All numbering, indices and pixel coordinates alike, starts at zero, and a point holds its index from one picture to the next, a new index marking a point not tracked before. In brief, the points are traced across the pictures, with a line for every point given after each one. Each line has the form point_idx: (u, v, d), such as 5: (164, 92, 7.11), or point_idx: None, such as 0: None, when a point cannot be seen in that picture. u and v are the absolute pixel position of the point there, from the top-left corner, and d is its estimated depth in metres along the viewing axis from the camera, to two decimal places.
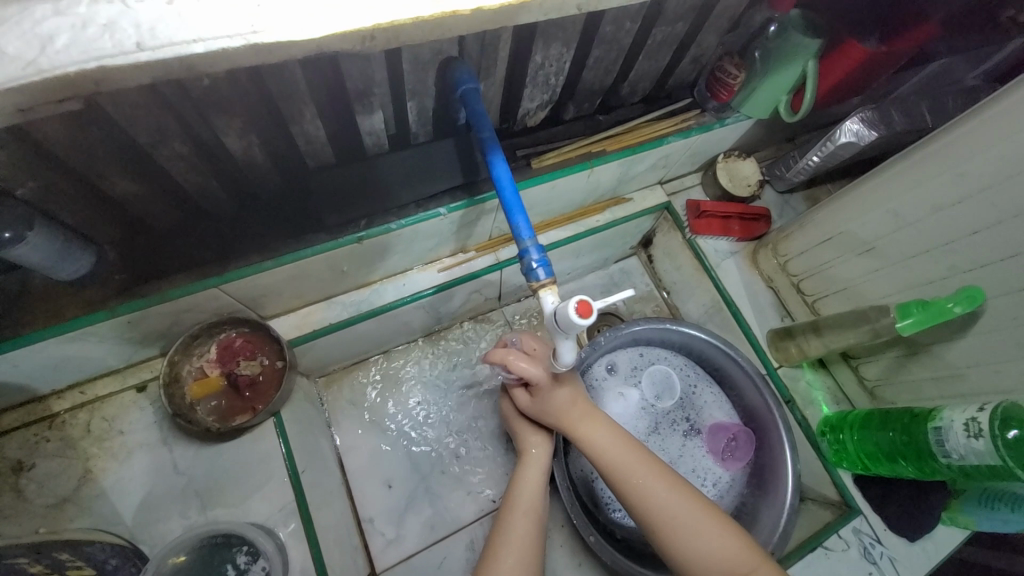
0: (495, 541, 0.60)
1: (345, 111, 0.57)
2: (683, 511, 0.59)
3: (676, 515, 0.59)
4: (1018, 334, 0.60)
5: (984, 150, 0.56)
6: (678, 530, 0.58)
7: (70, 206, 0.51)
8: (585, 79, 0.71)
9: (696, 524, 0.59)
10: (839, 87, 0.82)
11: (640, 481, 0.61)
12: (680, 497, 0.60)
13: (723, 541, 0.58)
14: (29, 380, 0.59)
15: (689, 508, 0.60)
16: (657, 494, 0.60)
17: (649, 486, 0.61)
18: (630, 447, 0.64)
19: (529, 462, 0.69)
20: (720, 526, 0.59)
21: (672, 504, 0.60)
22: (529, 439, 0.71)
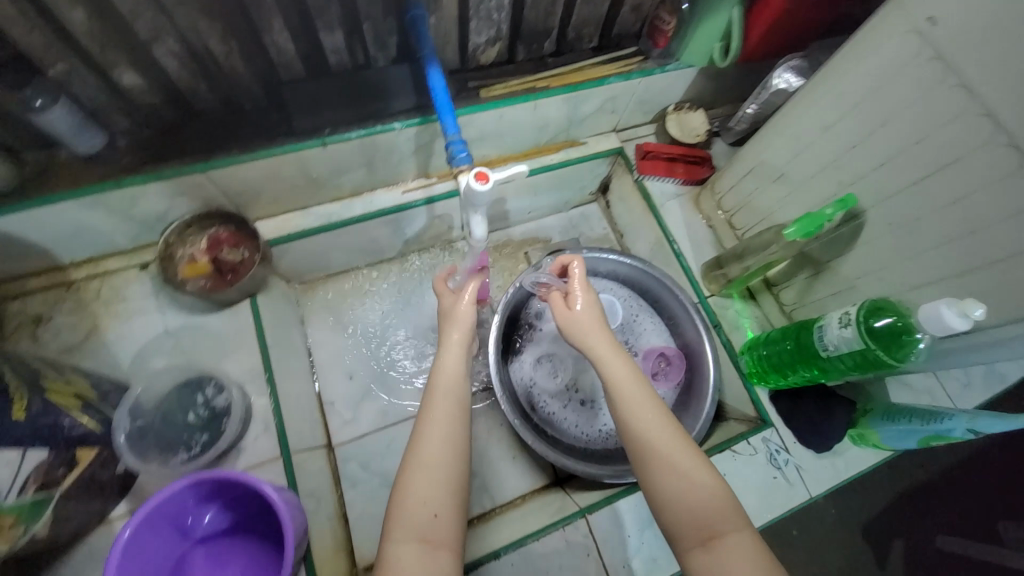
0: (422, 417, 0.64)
1: (311, 29, 0.69)
2: (673, 452, 0.59)
3: (663, 455, 0.59)
4: (890, 239, 0.67)
5: (855, 69, 0.64)
6: (661, 468, 0.59)
7: (90, 92, 0.65)
8: (528, 18, 0.81)
9: (682, 467, 0.58)
10: (770, 36, 0.88)
11: (638, 418, 0.62)
12: (673, 442, 0.60)
13: (704, 489, 0.57)
14: (54, 245, 0.74)
15: (676, 450, 0.60)
16: (652, 436, 0.61)
17: (644, 424, 0.61)
18: (635, 383, 0.64)
19: (449, 342, 0.70)
20: (706, 474, 0.58)
21: (664, 447, 0.60)
22: (453, 325, 0.71)
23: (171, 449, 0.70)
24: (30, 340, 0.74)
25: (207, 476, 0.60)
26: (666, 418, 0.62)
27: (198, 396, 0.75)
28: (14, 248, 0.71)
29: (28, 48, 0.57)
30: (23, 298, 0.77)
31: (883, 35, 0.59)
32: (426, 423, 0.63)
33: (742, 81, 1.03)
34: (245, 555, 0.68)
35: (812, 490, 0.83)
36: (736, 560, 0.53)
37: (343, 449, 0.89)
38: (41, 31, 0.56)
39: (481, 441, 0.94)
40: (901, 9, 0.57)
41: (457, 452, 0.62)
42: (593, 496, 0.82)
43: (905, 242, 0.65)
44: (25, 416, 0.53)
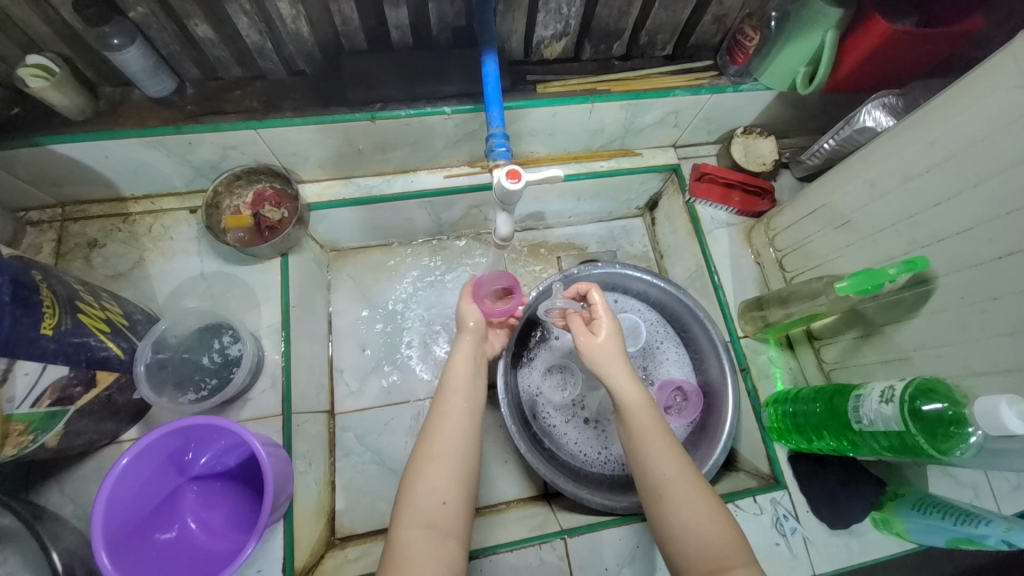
0: (434, 414, 0.67)
1: (377, 2, 0.69)
2: (682, 483, 0.59)
3: (670, 484, 0.60)
4: (961, 314, 0.59)
5: (951, 119, 0.56)
6: (668, 498, 0.59)
7: (165, 38, 0.68)
8: (599, 17, 0.78)
9: (690, 498, 0.58)
10: (865, 68, 0.79)
11: (647, 443, 0.63)
12: (682, 473, 0.60)
13: (713, 524, 0.56)
14: (116, 178, 0.79)
15: (684, 480, 0.60)
16: (660, 464, 0.61)
17: (653, 450, 0.62)
18: (646, 412, 0.65)
19: (463, 346, 0.75)
20: (715, 510, 0.57)
21: (673, 477, 0.60)
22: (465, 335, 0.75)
23: (182, 387, 0.74)
24: (84, 262, 0.81)
25: (197, 421, 0.62)
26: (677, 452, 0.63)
27: (215, 342, 0.77)
28: (82, 175, 0.77)
29: None
30: (84, 222, 0.83)
31: (993, 84, 0.52)
32: (438, 416, 0.67)
33: (823, 113, 0.95)
34: (233, 499, 0.71)
35: (818, 569, 0.75)
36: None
37: (343, 418, 0.91)
38: None
39: None
40: (1015, 61, 0.50)
41: (467, 451, 0.65)
42: (577, 519, 0.79)
43: (976, 322, 0.58)
44: (53, 331, 0.56)
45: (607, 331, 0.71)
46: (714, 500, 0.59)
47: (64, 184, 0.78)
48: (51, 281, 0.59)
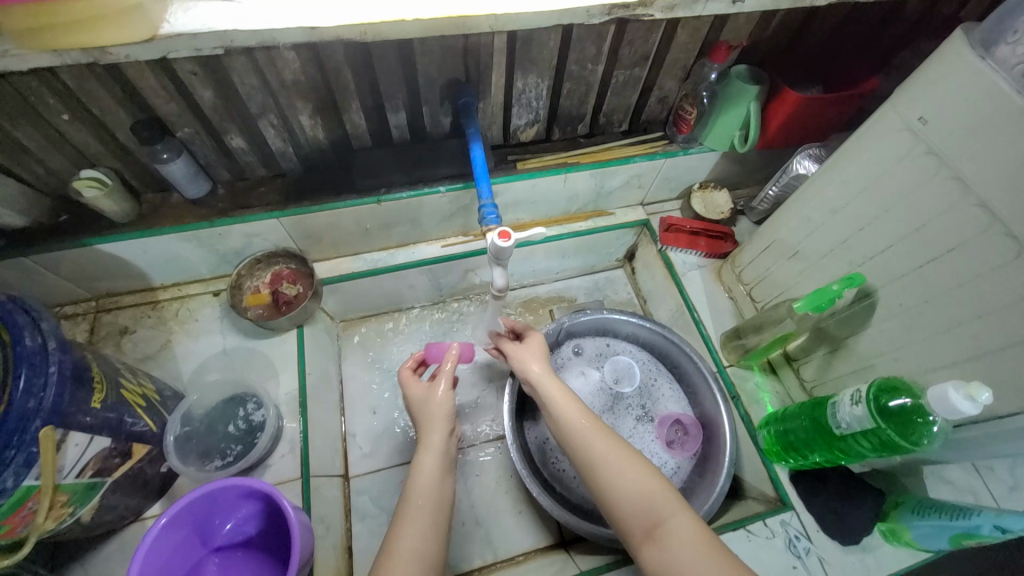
0: (400, 513, 0.65)
1: (381, 109, 0.84)
2: (614, 455, 0.64)
3: (603, 460, 0.64)
4: (904, 319, 0.68)
5: (856, 160, 0.69)
6: (603, 474, 0.63)
7: (204, 150, 0.81)
8: (564, 106, 0.94)
9: (625, 466, 0.63)
10: (788, 127, 0.95)
11: (574, 426, 0.67)
12: (610, 445, 0.65)
13: (646, 479, 0.62)
14: (151, 269, 0.89)
15: (616, 452, 0.64)
16: (593, 443, 0.65)
17: (581, 432, 0.66)
18: (574, 404, 0.69)
19: (423, 459, 0.69)
20: (644, 468, 0.63)
21: (605, 452, 0.64)
22: (433, 423, 0.72)
23: (208, 456, 0.79)
24: (115, 347, 0.87)
25: (231, 482, 0.66)
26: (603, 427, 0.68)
27: (240, 411, 0.83)
28: (120, 269, 0.87)
29: (165, 115, 0.74)
30: (116, 312, 0.91)
31: (882, 130, 0.65)
32: (402, 526, 0.63)
33: (765, 166, 1.10)
34: (255, 569, 0.73)
35: None
36: (682, 545, 0.56)
37: (358, 481, 0.93)
38: (177, 104, 0.73)
39: (490, 490, 0.95)
40: (895, 110, 0.63)
41: (429, 568, 0.60)
42: (595, 561, 0.80)
43: (916, 323, 0.67)
44: (100, 406, 0.62)
45: (535, 360, 0.76)
46: (640, 459, 0.64)
47: (101, 279, 0.87)
48: (101, 362, 0.66)
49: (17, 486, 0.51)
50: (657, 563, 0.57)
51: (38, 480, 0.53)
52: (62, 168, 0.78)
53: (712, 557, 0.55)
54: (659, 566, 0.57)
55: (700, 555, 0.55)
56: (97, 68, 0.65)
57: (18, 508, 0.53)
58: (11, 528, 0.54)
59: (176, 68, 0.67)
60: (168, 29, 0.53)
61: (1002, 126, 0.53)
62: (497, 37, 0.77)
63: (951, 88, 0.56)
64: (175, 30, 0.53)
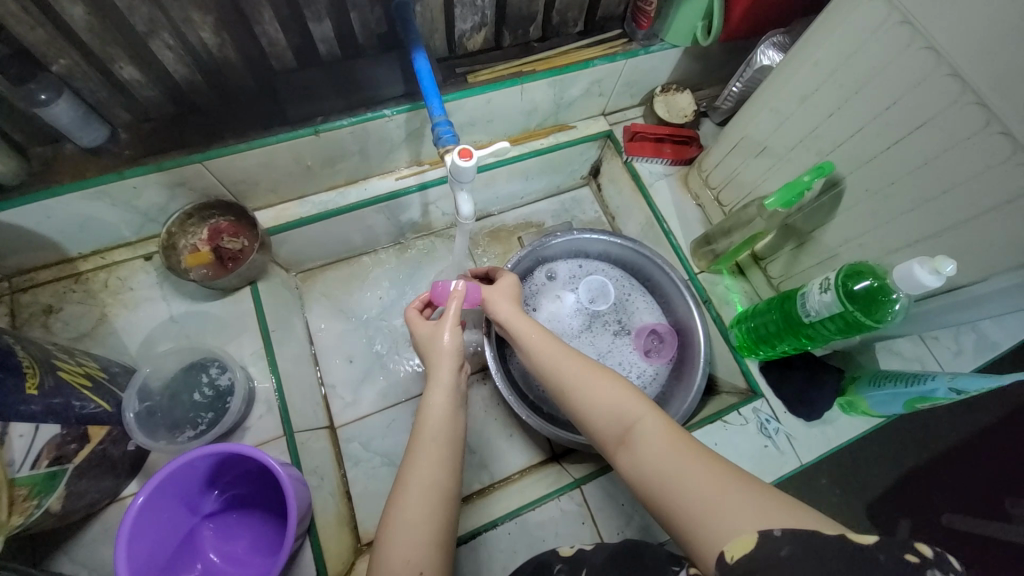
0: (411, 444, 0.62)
1: (300, 19, 0.71)
2: (583, 373, 0.61)
3: (572, 379, 0.61)
4: (869, 204, 0.69)
5: (828, 40, 0.66)
6: (571, 392, 0.60)
7: (91, 86, 0.67)
8: (512, 3, 0.83)
9: (591, 380, 0.60)
10: (752, 13, 0.89)
11: (542, 354, 0.65)
12: (578, 364, 0.62)
13: (616, 392, 0.58)
14: (62, 238, 0.77)
15: (584, 371, 0.61)
16: (560, 366, 0.63)
17: (550, 358, 0.64)
18: (545, 334, 0.68)
19: (435, 392, 0.66)
20: (615, 382, 0.60)
21: (574, 370, 0.62)
22: (442, 359, 0.69)
23: (178, 428, 0.74)
24: (43, 329, 0.78)
25: (211, 449, 0.63)
26: (572, 350, 0.65)
27: (204, 377, 0.78)
28: (23, 241, 0.75)
29: (30, 43, 0.60)
30: (32, 291, 0.80)
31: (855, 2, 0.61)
32: (411, 459, 0.60)
33: (727, 62, 1.05)
34: (252, 527, 0.71)
35: (803, 457, 0.84)
36: (653, 446, 0.52)
37: (345, 429, 0.92)
38: (40, 26, 0.59)
39: (479, 419, 0.96)
40: None
41: (446, 502, 0.58)
42: (588, 467, 0.84)
43: (882, 207, 0.67)
44: (37, 391, 0.55)
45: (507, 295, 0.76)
46: (610, 373, 0.61)
47: (2, 255, 0.75)
48: (26, 345, 0.58)
49: None
50: (632, 470, 0.53)
51: None
52: None
53: (684, 453, 0.50)
54: (633, 471, 0.52)
55: (671, 453, 0.51)
56: None
57: None
58: None
59: None
60: None
61: None
62: None
63: None
64: None
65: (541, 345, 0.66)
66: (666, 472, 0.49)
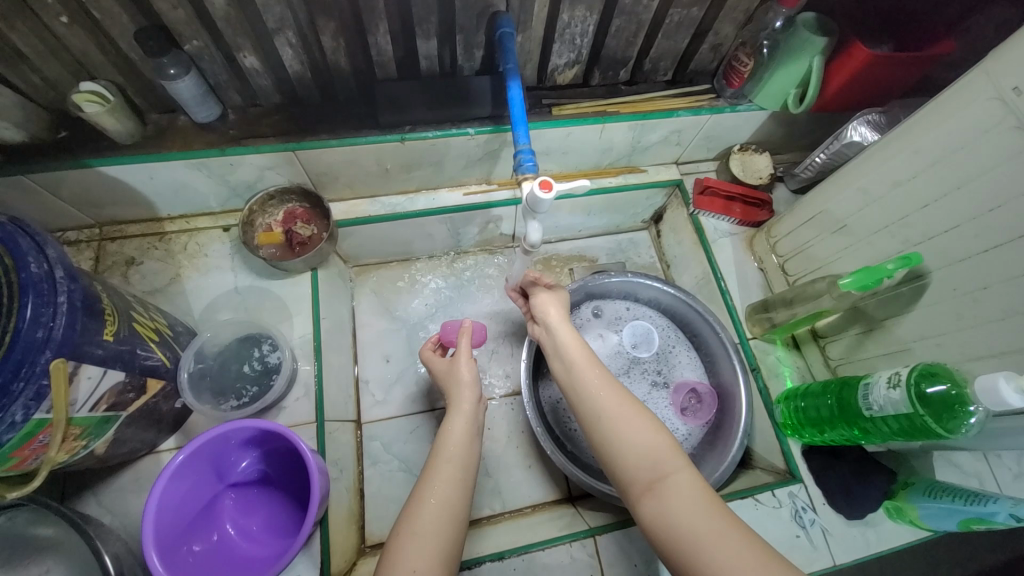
0: (430, 461, 0.63)
1: (410, 35, 0.75)
2: (619, 410, 0.60)
3: (608, 414, 0.60)
4: (956, 304, 0.65)
5: (933, 131, 0.63)
6: (605, 427, 0.59)
7: (213, 68, 0.73)
8: (609, 46, 0.85)
9: (628, 418, 0.59)
10: (850, 88, 0.87)
11: (582, 381, 0.64)
12: (615, 397, 0.62)
13: (652, 433, 0.58)
14: (157, 198, 0.84)
15: (620, 405, 0.60)
16: (597, 396, 0.62)
17: (588, 386, 0.63)
18: (587, 360, 0.66)
19: (455, 415, 0.67)
20: (648, 423, 0.59)
21: (609, 405, 0.61)
22: (463, 390, 0.70)
23: (223, 396, 0.77)
24: (122, 279, 0.84)
25: (251, 424, 0.65)
26: (611, 380, 0.64)
27: (254, 352, 0.81)
28: (125, 196, 0.81)
29: (173, 23, 0.66)
30: (120, 242, 0.86)
31: (969, 98, 0.58)
32: (428, 475, 0.62)
33: (813, 131, 1.02)
34: (270, 506, 0.73)
35: (836, 557, 0.78)
36: (683, 501, 0.52)
37: (370, 427, 0.93)
38: (183, 10, 0.64)
39: (501, 444, 0.95)
40: (988, 76, 0.56)
41: (456, 524, 0.58)
42: (605, 518, 0.81)
43: (969, 310, 0.63)
44: (112, 338, 0.58)
45: (555, 307, 0.74)
46: (646, 413, 0.60)
47: (104, 205, 0.82)
48: (111, 293, 0.62)
49: (28, 420, 0.48)
50: (655, 518, 0.53)
51: (49, 414, 0.50)
52: (57, 77, 0.70)
53: (718, 520, 0.50)
54: (657, 519, 0.53)
55: (701, 515, 0.51)
56: None
57: (28, 441, 0.51)
58: (22, 460, 0.52)
59: None
60: None
61: None
62: None
63: None
64: None
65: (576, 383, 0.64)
66: (693, 532, 0.50)
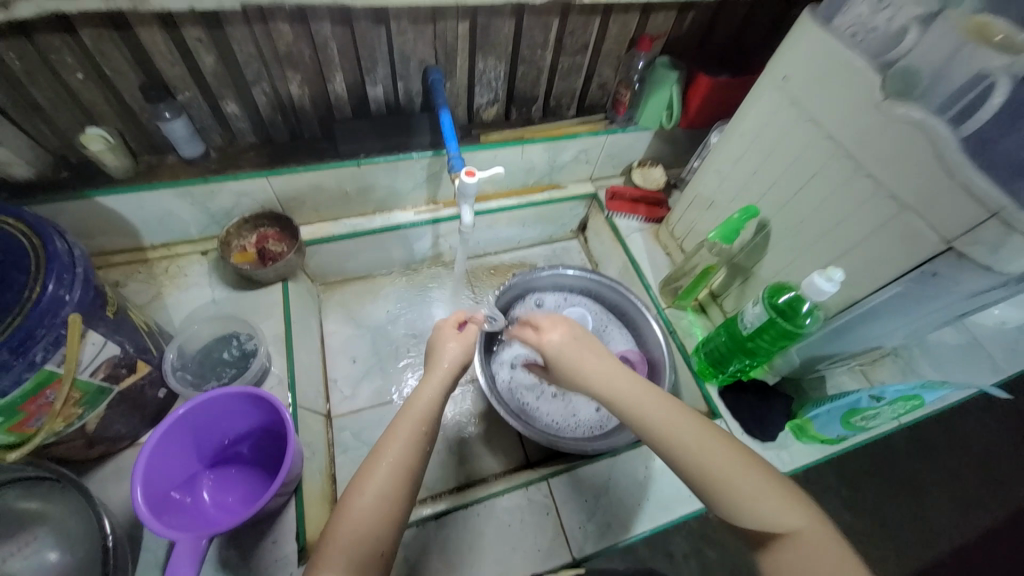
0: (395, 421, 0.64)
1: (361, 85, 0.97)
2: (716, 457, 0.55)
3: (702, 462, 0.55)
4: (789, 240, 0.86)
5: (747, 116, 0.88)
6: (705, 476, 0.54)
7: (199, 114, 0.91)
8: (519, 88, 1.10)
9: (736, 470, 0.54)
10: (705, 108, 1.15)
11: (663, 424, 0.58)
12: (708, 442, 0.56)
13: (756, 481, 0.54)
14: (143, 227, 0.97)
15: (718, 452, 0.55)
16: (688, 443, 0.56)
17: (676, 431, 0.57)
18: (658, 399, 0.60)
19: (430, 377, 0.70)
20: (754, 473, 0.54)
21: (699, 451, 0.55)
22: (443, 361, 0.72)
23: (205, 377, 0.89)
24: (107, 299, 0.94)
25: (234, 389, 0.74)
26: (698, 421, 0.59)
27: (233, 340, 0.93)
28: (114, 225, 0.94)
29: (170, 79, 0.84)
30: (106, 269, 0.98)
31: (761, 88, 0.83)
32: (391, 435, 0.62)
33: (691, 146, 1.30)
34: (247, 483, 0.79)
35: None
36: (805, 557, 0.49)
37: (340, 419, 1.02)
38: (179, 68, 0.83)
39: (463, 425, 1.05)
40: (768, 73, 0.81)
41: (408, 481, 0.59)
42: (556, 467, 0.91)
43: (797, 240, 0.84)
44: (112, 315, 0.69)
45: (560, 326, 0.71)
46: (748, 458, 0.55)
47: (96, 236, 0.94)
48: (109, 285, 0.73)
49: (44, 365, 0.58)
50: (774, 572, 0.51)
51: (59, 368, 0.60)
52: (65, 127, 0.85)
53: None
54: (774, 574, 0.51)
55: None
56: (116, 33, 0.75)
57: (36, 396, 0.60)
58: (27, 418, 0.61)
59: (185, 35, 0.78)
60: None
61: (848, 76, 0.69)
62: (461, 23, 0.91)
63: (799, 48, 0.75)
64: None
65: (611, 373, 0.63)
66: None
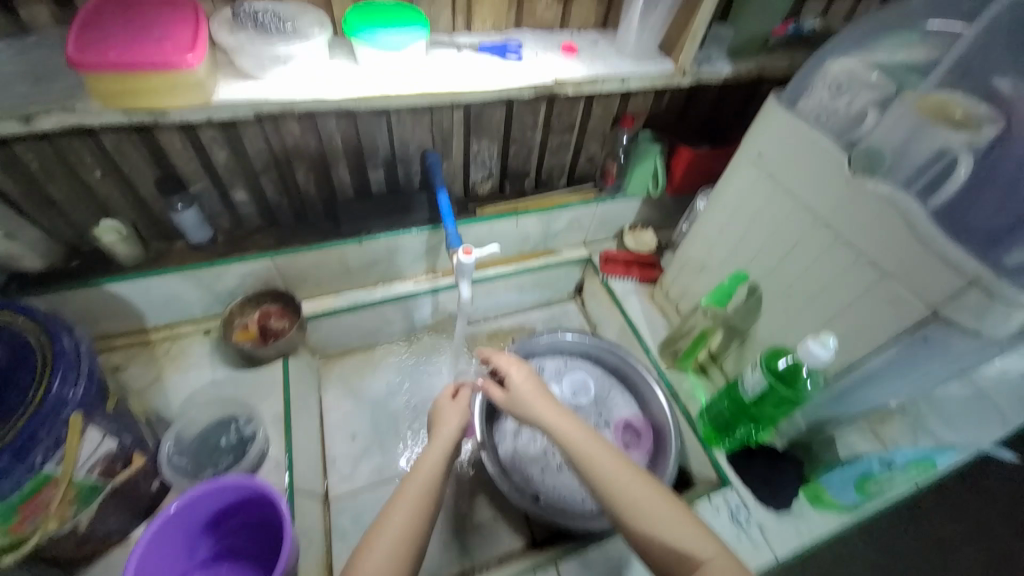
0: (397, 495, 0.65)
1: (363, 168, 1.02)
2: (656, 504, 0.62)
3: (646, 510, 0.62)
4: (780, 304, 0.88)
5: (728, 188, 0.93)
6: (649, 523, 0.61)
7: (209, 203, 0.96)
8: (512, 164, 1.16)
9: (671, 516, 0.61)
10: (688, 175, 1.21)
11: (610, 475, 0.65)
12: (649, 490, 0.64)
13: (689, 526, 0.61)
14: (148, 310, 0.99)
15: (659, 502, 0.63)
16: (633, 491, 0.64)
17: (621, 481, 0.64)
18: (606, 450, 0.68)
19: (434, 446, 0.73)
20: (687, 519, 0.62)
21: (642, 500, 0.63)
22: (448, 428, 0.76)
23: (203, 465, 0.88)
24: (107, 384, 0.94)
25: (230, 480, 0.71)
26: (640, 473, 0.67)
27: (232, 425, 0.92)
28: (120, 310, 0.96)
29: (184, 173, 0.89)
30: (109, 353, 0.99)
31: (739, 163, 0.89)
32: (393, 508, 0.63)
33: (679, 210, 1.35)
34: None
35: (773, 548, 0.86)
36: None
37: (339, 501, 0.99)
38: (192, 163, 0.88)
39: (465, 502, 1.02)
40: (743, 149, 0.87)
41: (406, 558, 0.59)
42: (564, 548, 0.87)
43: (787, 305, 0.86)
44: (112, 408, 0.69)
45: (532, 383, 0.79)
46: (681, 506, 0.63)
47: (100, 320, 0.96)
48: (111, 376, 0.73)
49: (41, 468, 0.57)
50: None
51: (56, 468, 0.59)
52: (80, 219, 0.90)
53: None
54: None
55: None
56: (136, 135, 0.81)
57: (34, 496, 0.58)
58: (22, 520, 0.59)
59: (201, 135, 0.84)
60: (219, 97, 0.73)
61: (814, 154, 0.75)
62: (455, 112, 0.99)
63: (769, 129, 0.81)
64: (221, 100, 0.73)
65: (580, 432, 0.70)
66: None
